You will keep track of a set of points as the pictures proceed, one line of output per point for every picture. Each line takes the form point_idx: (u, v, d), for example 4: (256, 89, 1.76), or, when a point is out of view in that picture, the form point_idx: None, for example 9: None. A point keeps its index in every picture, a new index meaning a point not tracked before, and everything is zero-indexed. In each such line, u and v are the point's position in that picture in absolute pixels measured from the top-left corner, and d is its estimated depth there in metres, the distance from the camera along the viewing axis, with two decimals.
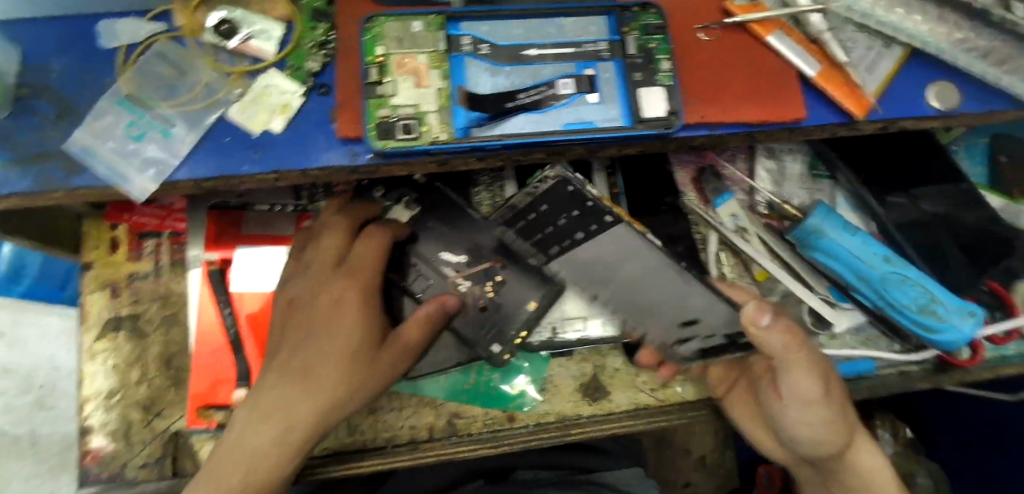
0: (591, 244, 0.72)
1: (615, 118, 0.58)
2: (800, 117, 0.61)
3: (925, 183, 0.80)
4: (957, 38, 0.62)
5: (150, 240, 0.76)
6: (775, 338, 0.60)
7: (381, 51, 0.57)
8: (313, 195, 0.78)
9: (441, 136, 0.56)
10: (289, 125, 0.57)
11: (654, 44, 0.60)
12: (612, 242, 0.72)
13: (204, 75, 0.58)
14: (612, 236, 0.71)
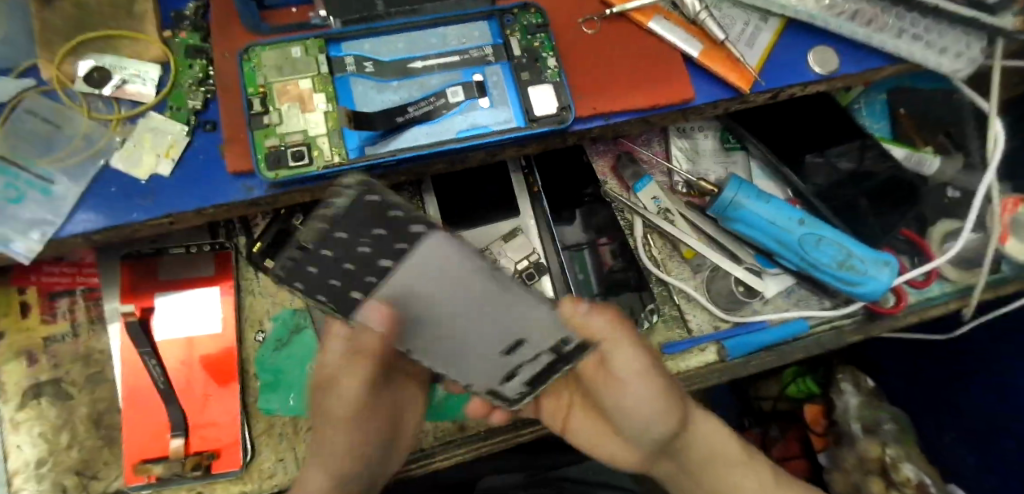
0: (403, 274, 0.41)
1: (508, 120, 0.58)
2: (690, 96, 0.62)
3: (834, 142, 0.83)
4: (826, 4, 0.65)
5: (62, 300, 0.73)
6: (598, 321, 0.56)
7: (262, 82, 0.56)
8: (231, 233, 0.76)
9: (334, 159, 0.55)
10: (176, 166, 0.55)
11: (538, 43, 0.61)
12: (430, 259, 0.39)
13: (80, 126, 0.56)
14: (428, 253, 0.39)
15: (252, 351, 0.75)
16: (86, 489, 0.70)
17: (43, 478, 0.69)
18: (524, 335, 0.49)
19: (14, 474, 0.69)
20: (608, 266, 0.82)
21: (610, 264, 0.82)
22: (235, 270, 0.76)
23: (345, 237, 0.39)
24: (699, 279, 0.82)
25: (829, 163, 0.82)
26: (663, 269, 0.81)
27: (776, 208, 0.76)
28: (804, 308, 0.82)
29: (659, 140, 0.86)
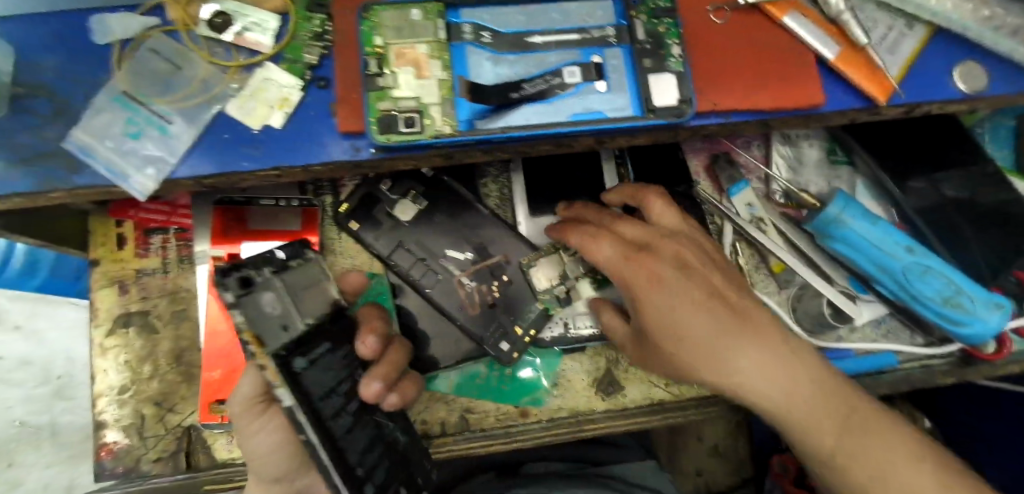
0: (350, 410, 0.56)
1: (624, 107, 0.56)
2: (819, 102, 0.57)
3: (950, 166, 0.77)
4: (984, 15, 0.59)
5: (156, 237, 0.76)
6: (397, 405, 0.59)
7: (379, 43, 0.55)
8: (319, 191, 0.77)
9: (444, 129, 0.54)
10: (288, 119, 0.56)
11: (664, 29, 0.57)
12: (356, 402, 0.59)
13: (200, 69, 0.57)
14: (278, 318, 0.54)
15: None
16: (162, 420, 0.73)
17: (125, 403, 0.73)
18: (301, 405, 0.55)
19: (99, 395, 0.73)
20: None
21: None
22: (320, 229, 0.76)
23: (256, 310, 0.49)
24: (787, 295, 0.77)
25: (933, 187, 0.76)
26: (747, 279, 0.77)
27: (880, 231, 0.71)
28: (893, 340, 0.78)
29: (760, 144, 0.82)
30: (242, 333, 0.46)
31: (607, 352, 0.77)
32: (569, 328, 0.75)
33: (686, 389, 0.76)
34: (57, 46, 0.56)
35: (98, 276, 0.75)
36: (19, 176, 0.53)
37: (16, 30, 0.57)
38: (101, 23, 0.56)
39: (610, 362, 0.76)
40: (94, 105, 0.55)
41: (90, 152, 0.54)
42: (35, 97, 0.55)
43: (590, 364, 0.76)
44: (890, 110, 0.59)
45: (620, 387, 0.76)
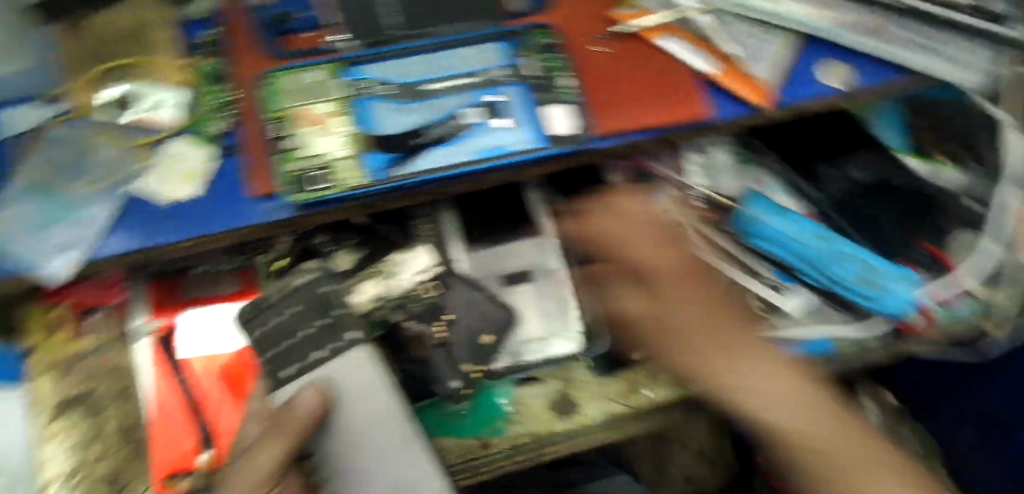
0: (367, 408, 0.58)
1: (525, 140, 0.58)
2: (707, 115, 0.61)
3: (857, 152, 0.86)
4: (836, 19, 0.66)
5: (92, 317, 0.76)
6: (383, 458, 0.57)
7: (281, 108, 0.58)
8: (251, 250, 0.78)
9: (353, 182, 0.55)
10: (200, 189, 0.56)
11: (550, 64, 0.62)
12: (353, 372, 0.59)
13: (110, 152, 0.58)
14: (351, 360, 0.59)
15: None
16: None
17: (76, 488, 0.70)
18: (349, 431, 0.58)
19: (49, 483, 0.70)
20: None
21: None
22: (255, 285, 0.77)
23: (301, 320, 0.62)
24: None
25: (843, 173, 0.85)
26: None
27: (791, 223, 0.78)
28: None
29: (672, 154, 0.84)
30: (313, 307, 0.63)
31: (561, 373, 0.80)
32: (518, 356, 0.77)
33: (639, 400, 0.79)
34: None
35: (36, 365, 0.74)
36: None
37: None
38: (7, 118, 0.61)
39: (562, 382, 0.80)
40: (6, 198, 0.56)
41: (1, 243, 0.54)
42: None
43: (544, 390, 0.79)
44: (781, 112, 0.63)
45: (578, 407, 0.78)
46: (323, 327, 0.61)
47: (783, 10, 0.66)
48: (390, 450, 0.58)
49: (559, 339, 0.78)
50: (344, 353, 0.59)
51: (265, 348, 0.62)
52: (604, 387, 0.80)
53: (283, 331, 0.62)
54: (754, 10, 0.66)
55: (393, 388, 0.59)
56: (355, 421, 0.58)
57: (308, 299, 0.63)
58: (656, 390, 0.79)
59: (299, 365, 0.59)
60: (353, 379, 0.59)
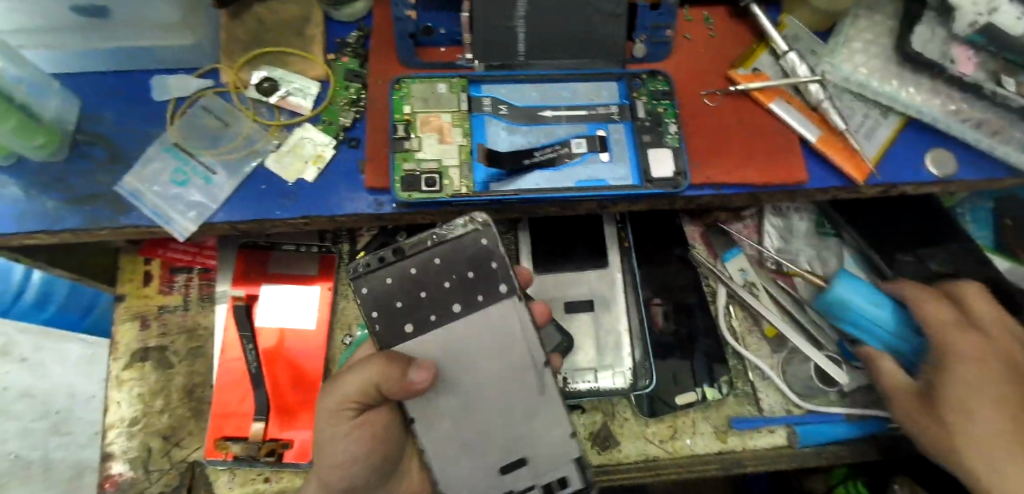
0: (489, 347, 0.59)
1: (624, 177, 0.62)
2: (801, 180, 0.63)
3: (944, 240, 0.81)
4: (951, 109, 0.64)
5: (180, 276, 0.81)
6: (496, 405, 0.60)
7: (408, 110, 0.62)
8: (337, 238, 0.82)
9: (462, 189, 0.59)
10: (320, 174, 0.61)
11: (663, 109, 0.64)
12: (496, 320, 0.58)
13: (245, 126, 0.63)
14: (498, 310, 0.58)
15: (339, 352, 0.79)
16: (168, 454, 0.75)
17: (134, 436, 0.75)
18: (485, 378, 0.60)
19: (110, 427, 0.75)
20: (657, 326, 0.81)
21: (661, 325, 0.81)
22: (336, 274, 0.80)
23: (434, 266, 0.57)
24: (778, 359, 0.81)
25: (921, 262, 0.79)
26: (738, 342, 0.82)
27: (879, 310, 0.72)
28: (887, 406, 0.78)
29: (752, 213, 0.85)
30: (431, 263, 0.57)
31: (605, 406, 0.79)
32: (568, 382, 0.76)
33: (680, 447, 0.78)
34: (120, 100, 0.64)
35: (122, 311, 0.78)
36: (71, 213, 0.58)
37: (85, 85, 0.64)
38: (161, 82, 0.64)
39: (606, 416, 0.79)
40: (146, 154, 0.61)
41: (138, 196, 0.60)
42: (93, 145, 0.61)
43: (587, 418, 0.79)
44: (868, 189, 0.65)
45: (616, 442, 0.78)
46: (467, 281, 0.57)
47: (898, 92, 0.64)
48: (522, 399, 0.61)
49: (612, 374, 0.77)
50: (493, 303, 0.57)
51: (394, 297, 0.56)
52: (646, 426, 0.78)
53: (417, 281, 0.56)
54: (869, 88, 0.65)
55: (533, 340, 0.59)
56: (490, 372, 0.59)
57: (455, 250, 0.57)
58: (697, 439, 0.78)
59: (431, 322, 0.57)
60: (495, 329, 0.58)
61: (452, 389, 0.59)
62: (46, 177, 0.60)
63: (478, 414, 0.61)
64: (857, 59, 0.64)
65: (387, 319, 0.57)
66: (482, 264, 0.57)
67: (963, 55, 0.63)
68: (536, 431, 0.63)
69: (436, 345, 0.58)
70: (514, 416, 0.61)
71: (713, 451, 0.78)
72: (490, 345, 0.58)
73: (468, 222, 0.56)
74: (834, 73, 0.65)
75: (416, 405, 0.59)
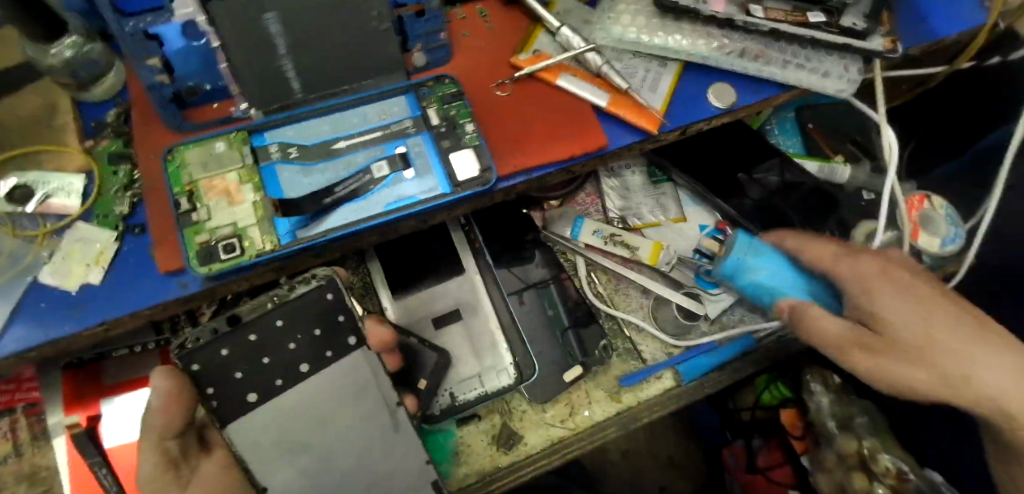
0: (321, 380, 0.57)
1: (433, 187, 0.61)
2: (603, 144, 0.65)
3: (762, 159, 0.88)
4: (715, 45, 0.69)
5: (2, 419, 0.70)
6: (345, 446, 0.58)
7: (188, 180, 0.57)
8: (175, 326, 0.73)
9: (266, 246, 0.56)
10: (108, 273, 0.56)
11: (454, 112, 0.64)
12: (341, 375, 0.57)
13: (7, 244, 0.56)
14: (345, 366, 0.57)
15: None
16: None
17: None
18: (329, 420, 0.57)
19: None
20: (574, 297, 0.82)
21: (577, 296, 0.83)
22: None
23: (279, 325, 0.56)
24: (646, 309, 0.84)
25: (753, 180, 0.87)
26: (611, 306, 0.84)
27: (784, 270, 0.71)
28: (749, 322, 0.84)
29: (590, 182, 0.88)
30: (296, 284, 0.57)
31: (500, 406, 0.78)
32: (455, 396, 0.76)
33: (581, 421, 0.78)
34: None
35: None
36: None
37: None
38: None
39: (503, 415, 0.78)
40: None
41: None
42: None
43: (486, 425, 0.78)
44: (665, 135, 0.69)
45: (519, 438, 0.77)
46: (315, 337, 0.56)
47: (665, 43, 0.68)
48: (376, 438, 0.59)
49: (495, 375, 0.77)
50: (341, 358, 0.57)
51: (235, 367, 0.55)
52: (545, 412, 0.78)
53: (260, 346, 0.55)
54: (641, 45, 0.68)
55: (387, 384, 0.58)
56: (347, 420, 0.58)
57: (298, 308, 0.56)
58: (594, 409, 0.79)
59: (278, 386, 0.56)
60: (345, 381, 0.57)
61: (307, 445, 0.57)
62: None
63: (337, 462, 0.58)
64: (624, 20, 0.68)
65: (223, 393, 0.55)
66: (328, 318, 0.57)
67: None
68: (397, 463, 0.60)
69: (287, 408, 0.56)
70: (371, 452, 0.59)
71: (614, 414, 0.79)
72: (344, 396, 0.57)
73: (311, 279, 0.57)
74: (607, 37, 0.68)
75: (266, 467, 0.56)
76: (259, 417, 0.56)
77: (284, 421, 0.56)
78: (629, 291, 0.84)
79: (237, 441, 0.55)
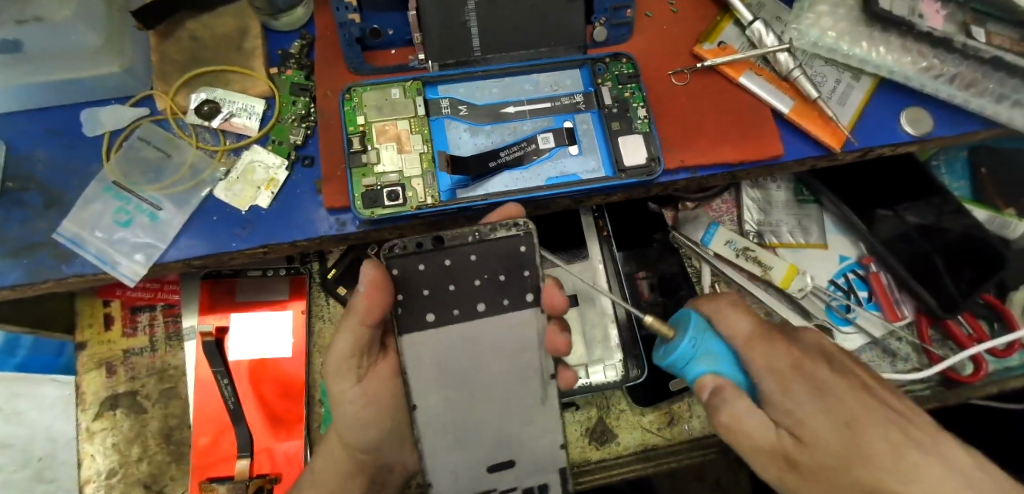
0: (493, 324, 0.55)
1: (596, 169, 0.59)
2: (778, 153, 0.61)
3: (918, 197, 0.78)
4: (923, 66, 0.62)
5: (143, 314, 0.76)
6: (496, 396, 0.56)
7: (362, 121, 0.58)
8: (305, 258, 0.77)
9: (427, 200, 0.56)
10: (275, 199, 0.58)
11: (629, 93, 0.61)
12: (514, 328, 0.55)
13: (188, 155, 0.59)
14: (517, 321, 0.55)
15: (319, 376, 0.75)
16: None
17: (114, 488, 0.72)
18: (491, 362, 0.55)
19: (86, 481, 0.72)
20: (643, 298, 0.78)
21: (647, 298, 0.78)
22: (308, 293, 0.76)
23: (473, 260, 0.55)
24: None
25: (897, 216, 0.78)
26: None
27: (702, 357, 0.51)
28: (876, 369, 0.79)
29: (729, 191, 0.83)
30: (494, 233, 0.54)
31: (598, 400, 0.77)
32: None
33: (679, 433, 0.76)
34: (49, 138, 0.59)
35: (85, 359, 0.74)
36: (9, 269, 0.54)
37: (8, 128, 0.59)
38: (93, 116, 0.59)
39: (601, 410, 0.77)
40: (84, 195, 0.57)
41: (79, 241, 0.56)
42: (26, 191, 0.57)
43: (583, 415, 0.76)
44: (846, 156, 0.63)
45: (614, 436, 0.76)
46: (498, 283, 0.55)
47: (868, 53, 0.62)
48: (521, 404, 0.57)
49: (603, 369, 0.75)
50: (515, 310, 0.55)
51: (425, 284, 0.54)
52: (643, 415, 0.77)
53: (451, 273, 0.55)
54: (839, 52, 0.63)
55: (546, 353, 0.56)
56: (503, 374, 0.56)
57: (493, 251, 0.55)
58: (693, 423, 0.77)
59: (455, 316, 0.54)
60: (510, 338, 0.55)
61: (459, 385, 0.55)
62: None
63: (476, 416, 0.56)
64: (824, 23, 0.62)
65: (410, 305, 0.54)
66: (515, 270, 0.55)
67: (931, 8, 0.63)
68: (530, 435, 0.58)
69: (454, 337, 0.55)
70: (511, 416, 0.57)
71: (711, 432, 0.77)
72: (506, 350, 0.55)
73: (512, 227, 0.54)
74: (802, 39, 0.63)
75: (420, 390, 0.55)
76: (433, 340, 0.54)
77: (449, 353, 0.55)
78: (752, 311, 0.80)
79: (411, 352, 0.54)
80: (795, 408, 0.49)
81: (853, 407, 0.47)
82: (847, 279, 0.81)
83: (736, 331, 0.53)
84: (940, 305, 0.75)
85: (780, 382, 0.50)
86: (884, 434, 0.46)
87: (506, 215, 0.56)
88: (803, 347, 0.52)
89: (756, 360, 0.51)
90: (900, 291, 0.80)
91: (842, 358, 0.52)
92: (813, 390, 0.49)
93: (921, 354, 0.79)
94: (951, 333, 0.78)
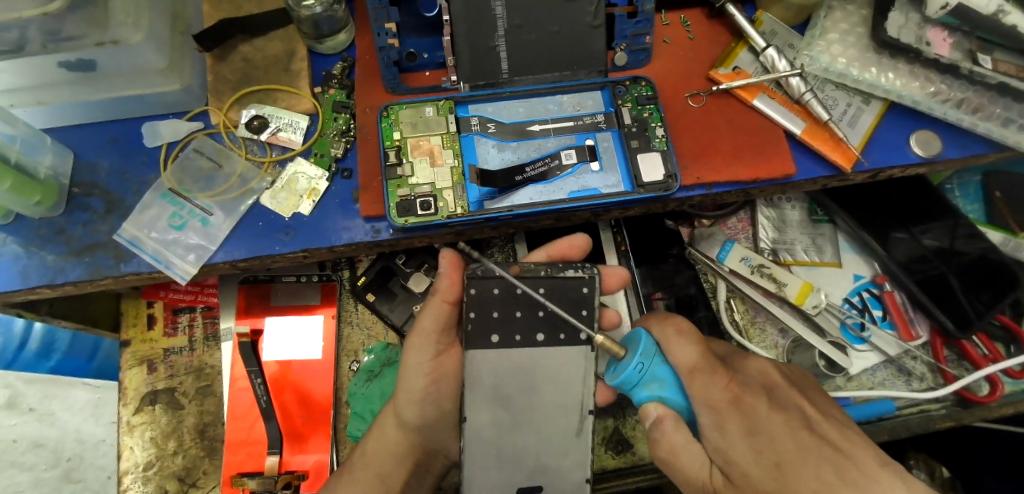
0: (549, 352, 0.60)
1: (615, 184, 0.62)
2: (790, 174, 0.64)
3: (926, 219, 0.79)
4: (930, 91, 0.65)
5: (184, 315, 0.80)
6: (524, 408, 0.59)
7: (398, 136, 0.62)
8: (337, 266, 0.81)
9: (457, 210, 0.60)
10: (316, 207, 0.62)
11: (648, 114, 0.65)
12: (565, 359, 0.60)
13: (238, 166, 0.64)
14: (567, 353, 0.60)
15: (347, 379, 0.78)
16: None
17: (149, 480, 0.76)
18: (538, 386, 0.60)
19: (125, 473, 0.76)
20: None
21: None
22: (338, 300, 0.80)
23: (541, 292, 0.60)
24: (776, 344, 0.81)
25: (913, 238, 0.79)
26: (743, 335, 0.81)
27: (638, 382, 0.56)
28: (889, 388, 0.80)
29: (745, 209, 0.86)
30: (568, 272, 0.60)
31: (615, 411, 0.79)
32: None
33: None
34: (109, 150, 0.64)
35: (129, 356, 0.79)
36: (73, 266, 0.59)
37: (76, 139, 0.64)
38: (152, 129, 0.65)
39: (617, 420, 0.78)
40: (142, 200, 0.62)
41: (137, 242, 0.60)
42: (90, 196, 0.62)
43: (598, 425, 0.78)
44: (856, 175, 0.66)
45: (630, 445, 0.78)
46: (557, 318, 0.60)
47: (877, 79, 0.65)
48: (558, 435, 0.60)
49: None
50: (571, 345, 0.60)
51: (494, 307, 0.60)
52: None
53: (518, 301, 0.60)
54: (849, 77, 0.66)
55: (590, 390, 0.60)
56: (547, 399, 0.60)
57: (560, 288, 0.60)
58: None
59: (516, 341, 0.60)
60: (560, 368, 0.60)
61: (507, 404, 0.59)
62: (44, 230, 0.60)
63: (518, 438, 0.60)
64: (835, 49, 0.66)
65: (480, 323, 0.59)
66: (575, 308, 0.60)
67: (938, 36, 0.65)
68: (563, 464, 0.60)
69: (512, 362, 0.59)
70: (548, 443, 0.60)
71: None
72: (554, 380, 0.60)
73: (580, 268, 0.60)
74: (813, 65, 0.66)
75: (472, 404, 0.59)
76: (495, 357, 0.59)
77: (506, 373, 0.59)
78: (766, 326, 0.82)
79: (474, 366, 0.59)
80: (725, 448, 0.50)
81: (786, 448, 0.48)
82: (861, 298, 0.82)
83: (681, 362, 0.55)
84: (954, 324, 0.76)
85: (716, 416, 0.51)
86: (814, 472, 0.45)
87: (575, 244, 0.66)
88: (741, 382, 0.54)
89: (694, 391, 0.53)
90: (915, 310, 0.80)
91: (782, 394, 0.53)
92: (746, 429, 0.50)
93: (936, 374, 0.80)
94: (965, 353, 0.79)
